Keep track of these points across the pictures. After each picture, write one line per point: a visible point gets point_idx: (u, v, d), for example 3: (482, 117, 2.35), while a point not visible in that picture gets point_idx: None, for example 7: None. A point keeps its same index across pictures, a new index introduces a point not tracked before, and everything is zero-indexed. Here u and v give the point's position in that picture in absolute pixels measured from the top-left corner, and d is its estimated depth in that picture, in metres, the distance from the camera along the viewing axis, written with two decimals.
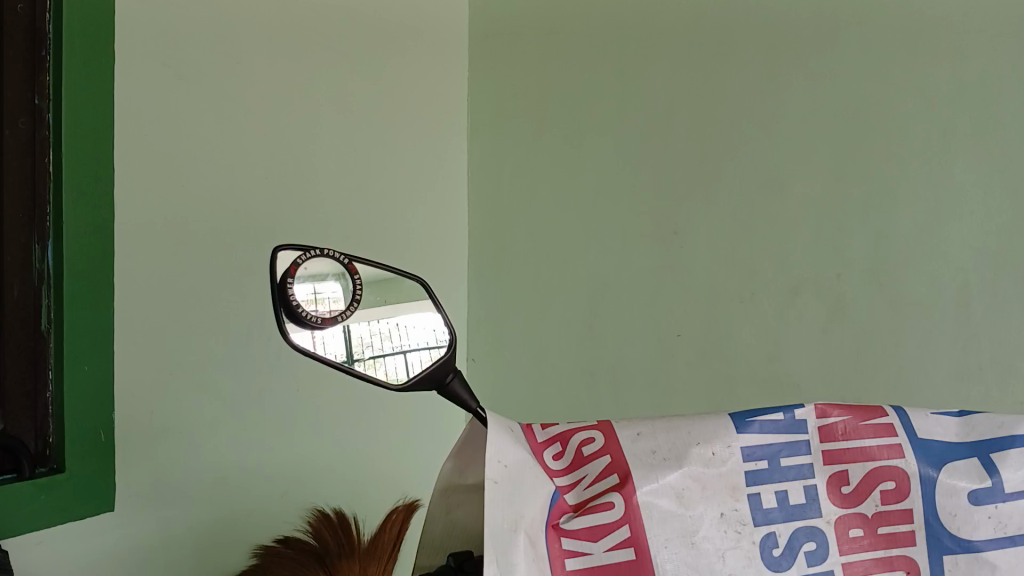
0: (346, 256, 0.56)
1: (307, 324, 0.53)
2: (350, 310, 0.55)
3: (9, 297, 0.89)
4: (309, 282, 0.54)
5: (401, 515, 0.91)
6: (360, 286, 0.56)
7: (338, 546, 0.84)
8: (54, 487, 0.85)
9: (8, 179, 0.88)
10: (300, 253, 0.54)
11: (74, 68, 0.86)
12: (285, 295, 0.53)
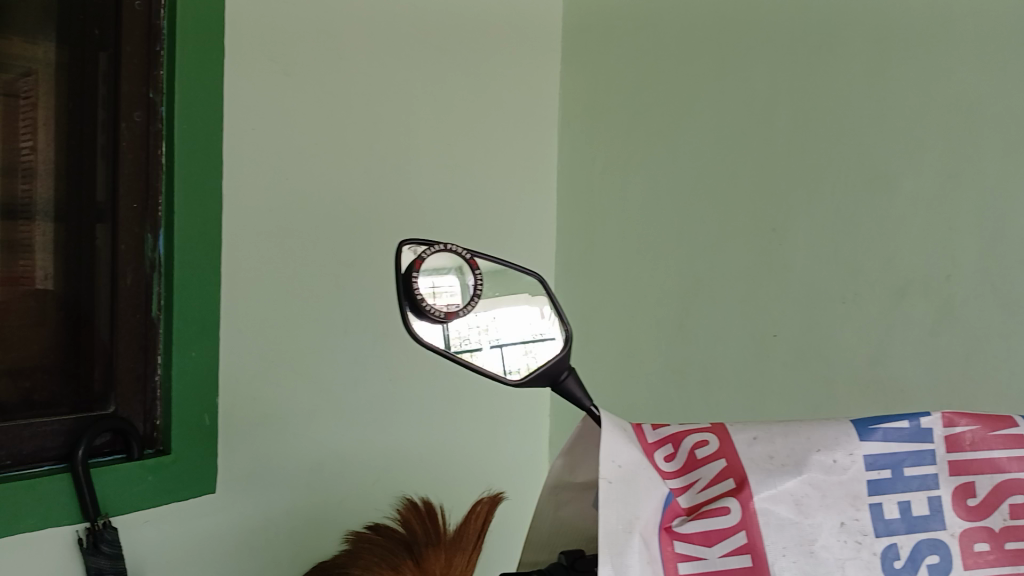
0: (468, 251, 0.56)
1: (427, 316, 0.55)
2: (470, 306, 0.56)
3: (123, 284, 0.93)
4: (431, 277, 0.55)
5: (486, 508, 0.92)
6: (482, 282, 0.57)
7: (426, 537, 0.85)
8: (161, 469, 0.91)
9: (123, 170, 0.92)
10: (424, 247, 0.55)
11: (188, 62, 0.92)
12: (409, 288, 0.54)
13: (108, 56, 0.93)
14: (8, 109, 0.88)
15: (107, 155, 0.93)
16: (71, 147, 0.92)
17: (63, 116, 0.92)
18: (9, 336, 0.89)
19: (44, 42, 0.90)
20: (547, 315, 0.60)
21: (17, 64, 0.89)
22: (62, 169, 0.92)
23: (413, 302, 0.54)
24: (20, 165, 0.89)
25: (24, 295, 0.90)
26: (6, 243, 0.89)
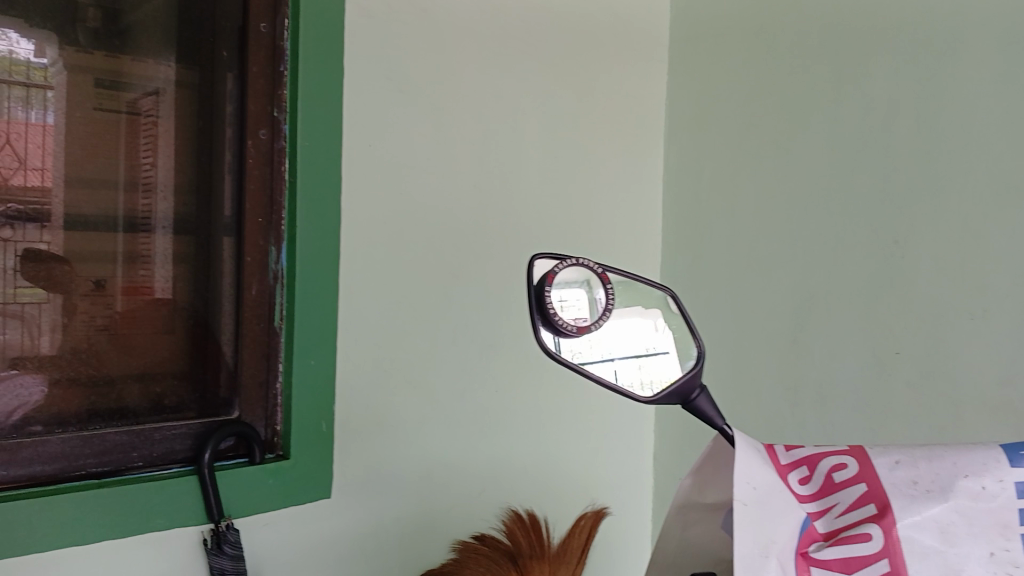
0: (599, 266, 0.57)
1: (562, 332, 0.55)
2: (599, 320, 0.56)
3: (249, 294, 0.97)
4: (562, 290, 0.56)
5: (591, 521, 0.91)
6: (611, 295, 0.57)
7: (530, 549, 0.85)
8: (281, 473, 0.94)
9: (250, 186, 0.97)
10: (556, 261, 0.56)
11: (309, 82, 0.95)
12: (541, 299, 0.55)
13: (232, 77, 0.97)
14: (131, 127, 0.93)
15: (235, 170, 0.98)
16: (194, 164, 0.96)
17: (193, 135, 0.96)
18: (139, 344, 0.94)
19: (165, 63, 0.94)
20: (663, 328, 0.59)
21: (139, 84, 0.93)
22: (182, 184, 0.96)
23: (548, 318, 0.55)
24: (141, 180, 0.93)
25: (151, 305, 0.94)
26: (127, 255, 0.93)
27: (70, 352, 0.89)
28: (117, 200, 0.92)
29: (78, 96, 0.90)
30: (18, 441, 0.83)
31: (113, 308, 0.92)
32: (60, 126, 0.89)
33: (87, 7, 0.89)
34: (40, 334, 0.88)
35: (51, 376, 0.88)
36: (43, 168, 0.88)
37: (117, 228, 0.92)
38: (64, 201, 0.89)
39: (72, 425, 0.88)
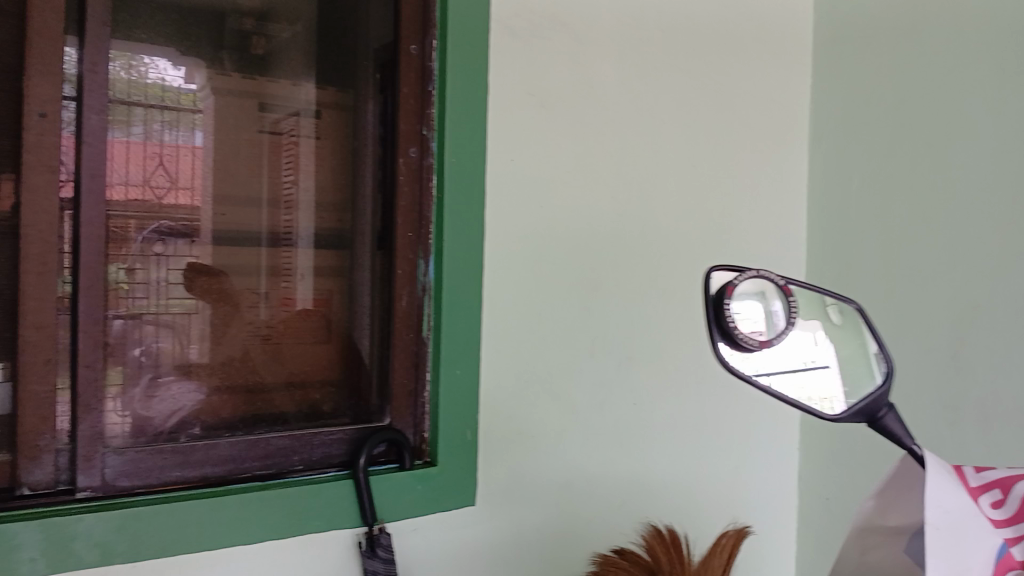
0: (782, 277, 0.58)
1: (742, 346, 0.56)
2: (782, 333, 0.57)
3: (399, 306, 1.01)
4: (743, 302, 0.57)
5: (733, 539, 0.89)
6: (794, 307, 0.58)
7: (671, 565, 0.84)
8: (429, 479, 0.97)
9: (401, 203, 1.00)
10: (736, 274, 0.57)
11: (456, 100, 0.99)
12: (721, 312, 0.56)
13: (373, 99, 1.02)
14: (274, 147, 0.98)
15: (378, 191, 1.02)
16: (337, 179, 1.01)
17: (340, 153, 1.01)
18: (293, 353, 0.99)
19: (307, 84, 0.99)
20: (823, 341, 0.59)
21: (282, 105, 0.98)
22: (321, 202, 1.01)
23: (726, 331, 0.56)
24: (282, 197, 0.98)
25: (305, 317, 1.00)
26: (269, 269, 0.98)
27: (223, 361, 0.95)
28: (261, 218, 0.97)
29: (228, 121, 0.95)
30: (191, 444, 0.89)
31: (268, 319, 0.98)
32: (206, 149, 0.93)
33: (251, 36, 0.96)
34: (190, 343, 0.93)
35: (206, 385, 0.94)
36: (192, 189, 0.93)
37: (260, 244, 0.97)
38: (211, 218, 0.94)
39: (240, 428, 0.94)
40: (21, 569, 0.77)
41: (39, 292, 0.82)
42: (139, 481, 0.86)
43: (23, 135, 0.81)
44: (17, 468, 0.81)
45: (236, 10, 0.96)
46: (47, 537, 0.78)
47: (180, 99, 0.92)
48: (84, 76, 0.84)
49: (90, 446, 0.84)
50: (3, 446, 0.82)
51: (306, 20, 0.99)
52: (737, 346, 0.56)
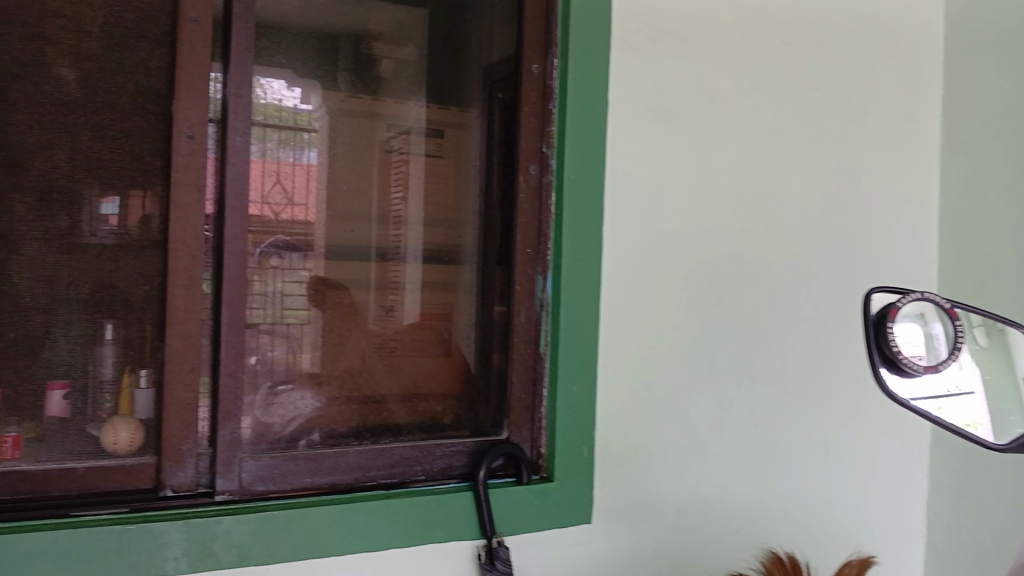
0: (949, 301, 0.64)
1: (905, 370, 0.62)
2: (949, 357, 0.63)
3: (518, 321, 1.02)
4: (908, 325, 0.63)
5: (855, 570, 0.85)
6: (960, 329, 0.63)
7: None
8: (546, 494, 0.97)
9: (520, 220, 1.02)
10: (901, 297, 0.63)
11: (577, 118, 1.00)
12: (885, 337, 0.63)
13: (478, 113, 1.05)
14: (384, 165, 1.02)
15: (483, 208, 1.05)
16: (461, 196, 1.06)
17: (466, 173, 1.06)
18: (409, 365, 1.02)
19: (416, 101, 1.04)
20: (972, 367, 0.64)
21: (393, 124, 1.03)
22: (432, 216, 1.05)
23: (890, 358, 0.63)
24: (391, 214, 1.02)
25: (430, 331, 1.04)
26: (378, 283, 1.02)
27: (342, 371, 0.99)
28: (372, 233, 1.02)
29: (340, 139, 1.00)
30: (322, 452, 0.93)
31: (392, 331, 1.02)
32: (321, 166, 0.99)
33: (383, 59, 1.02)
34: (302, 351, 0.96)
35: (328, 394, 0.97)
36: (308, 205, 0.97)
37: (370, 258, 1.01)
38: (325, 236, 0.99)
39: (368, 437, 0.97)
40: (166, 567, 0.82)
41: (186, 304, 0.86)
42: (274, 486, 0.90)
43: (173, 156, 0.86)
44: (161, 470, 0.86)
45: (367, 33, 1.01)
46: (190, 536, 0.82)
47: (296, 118, 0.96)
48: (229, 100, 0.88)
49: (229, 452, 0.88)
50: (150, 449, 0.87)
51: (416, 42, 1.04)
52: (900, 371, 0.63)
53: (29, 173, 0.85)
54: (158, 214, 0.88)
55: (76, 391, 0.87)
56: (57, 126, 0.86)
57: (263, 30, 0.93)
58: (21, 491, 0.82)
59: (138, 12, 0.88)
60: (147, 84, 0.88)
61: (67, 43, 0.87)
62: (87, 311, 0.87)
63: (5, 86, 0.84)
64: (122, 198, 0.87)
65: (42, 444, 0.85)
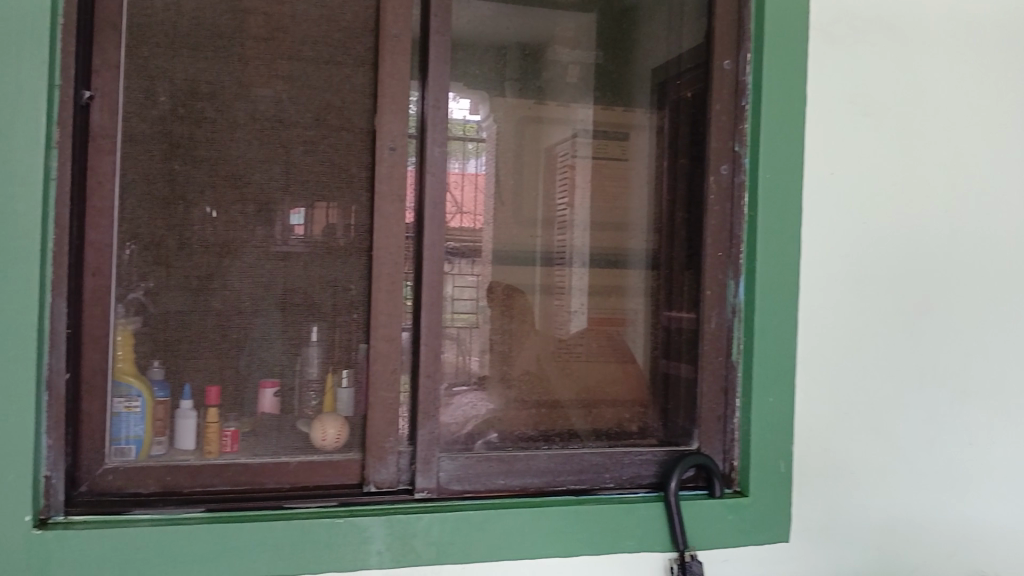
0: None
1: None
2: None
3: (708, 327, 0.99)
4: None
5: None
6: None
7: None
8: (741, 509, 0.94)
9: (710, 222, 0.99)
10: None
11: (773, 115, 0.96)
12: None
13: (650, 114, 1.04)
14: (549, 167, 1.00)
15: (660, 212, 1.03)
16: (630, 199, 1.04)
17: (645, 179, 1.04)
18: (580, 371, 1.00)
19: (583, 104, 1.02)
20: None
21: (560, 128, 1.01)
22: (599, 220, 1.02)
23: None
24: (557, 218, 1.01)
25: (600, 337, 1.01)
26: (543, 286, 1.00)
27: (522, 374, 0.98)
28: (535, 238, 1.00)
29: (516, 139, 0.99)
30: (514, 454, 0.94)
31: (560, 338, 1.00)
32: (486, 177, 0.97)
33: (568, 65, 1.02)
34: (470, 354, 0.96)
35: (511, 396, 0.98)
36: (473, 213, 0.96)
37: (535, 262, 1.00)
38: (490, 240, 0.97)
39: (556, 441, 0.98)
40: (371, 560, 0.85)
41: (389, 307, 0.91)
42: (468, 486, 0.92)
43: (378, 167, 0.91)
44: (366, 467, 0.91)
45: (553, 40, 1.01)
46: (392, 532, 0.85)
47: (463, 129, 0.95)
48: (428, 112, 0.92)
49: (428, 451, 0.91)
50: (355, 445, 0.92)
51: (594, 49, 1.02)
52: None
53: (248, 185, 0.91)
54: (342, 224, 0.92)
55: (285, 389, 0.92)
56: (273, 142, 0.92)
57: (458, 38, 0.95)
58: (242, 483, 0.89)
59: (343, 31, 0.93)
60: (352, 100, 0.93)
61: (279, 63, 0.92)
62: (297, 314, 0.92)
63: (227, 103, 0.91)
64: (309, 210, 0.92)
65: (256, 438, 0.90)
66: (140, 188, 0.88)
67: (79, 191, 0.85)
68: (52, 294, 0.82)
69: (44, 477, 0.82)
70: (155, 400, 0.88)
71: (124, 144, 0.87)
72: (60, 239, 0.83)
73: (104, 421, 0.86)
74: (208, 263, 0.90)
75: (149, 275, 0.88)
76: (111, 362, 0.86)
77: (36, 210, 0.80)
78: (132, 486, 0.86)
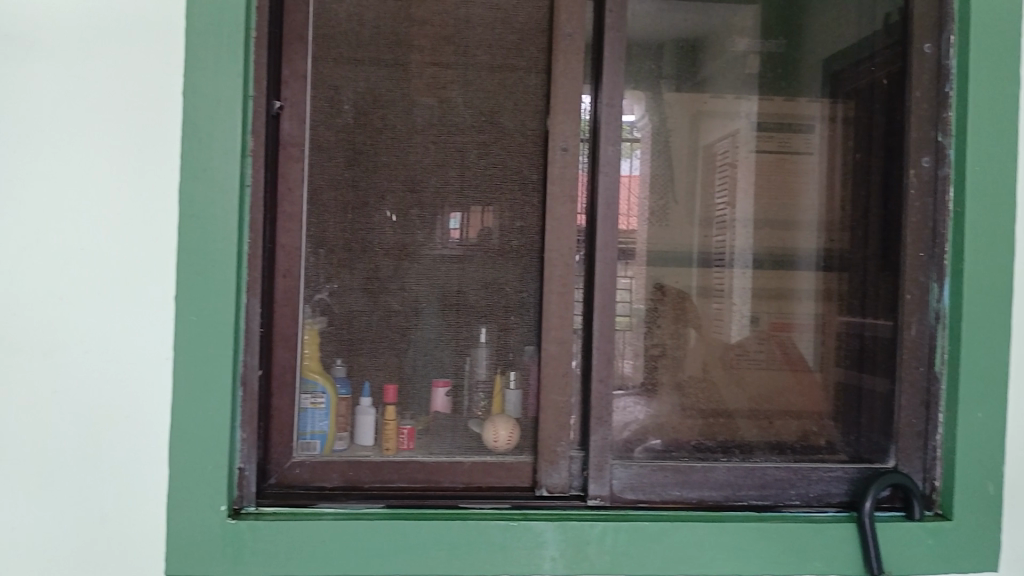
0: None
1: None
2: None
3: (906, 335, 0.92)
4: None
5: None
6: None
7: None
8: (942, 533, 0.86)
9: (910, 219, 0.92)
10: None
11: (982, 99, 0.88)
12: None
13: (822, 104, 0.97)
14: (706, 160, 0.95)
15: (845, 211, 0.96)
16: (800, 197, 0.96)
17: (824, 174, 0.96)
18: (752, 378, 0.95)
19: (749, 98, 0.96)
20: None
21: (722, 122, 0.95)
22: (762, 218, 0.95)
23: None
24: (715, 217, 0.95)
25: (773, 343, 0.95)
26: (700, 289, 0.94)
27: (694, 380, 0.94)
28: (694, 237, 0.94)
29: (686, 135, 0.94)
30: (692, 465, 0.91)
31: (727, 343, 0.95)
32: (642, 177, 0.93)
33: (746, 55, 0.96)
34: (624, 357, 0.92)
35: (678, 401, 0.94)
36: (628, 215, 0.92)
37: (692, 264, 0.94)
38: (644, 239, 0.92)
39: (736, 453, 0.93)
40: (545, 566, 0.84)
41: (560, 310, 0.90)
42: (643, 496, 0.90)
43: (550, 168, 0.90)
44: (538, 471, 0.90)
45: (728, 32, 0.96)
46: (566, 538, 0.84)
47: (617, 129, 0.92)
48: (602, 111, 0.90)
49: (601, 457, 0.89)
50: (527, 448, 0.92)
51: (777, 38, 0.96)
52: None
53: (425, 188, 0.92)
54: (496, 228, 0.92)
55: (457, 388, 0.92)
56: (449, 146, 0.93)
57: (632, 33, 0.93)
58: (419, 481, 0.91)
59: (517, 32, 0.93)
60: (525, 101, 0.92)
61: (455, 67, 0.93)
62: (467, 316, 0.92)
63: (405, 109, 0.93)
64: (465, 214, 0.93)
65: (431, 436, 0.92)
66: (326, 193, 0.91)
67: (271, 197, 0.89)
68: (247, 295, 0.87)
69: (238, 469, 0.86)
70: (338, 397, 0.92)
71: (312, 151, 0.91)
72: (254, 242, 0.87)
73: (293, 416, 0.90)
74: (387, 265, 0.92)
75: (334, 276, 0.91)
76: (299, 359, 0.91)
77: (233, 215, 0.84)
78: (317, 480, 0.90)
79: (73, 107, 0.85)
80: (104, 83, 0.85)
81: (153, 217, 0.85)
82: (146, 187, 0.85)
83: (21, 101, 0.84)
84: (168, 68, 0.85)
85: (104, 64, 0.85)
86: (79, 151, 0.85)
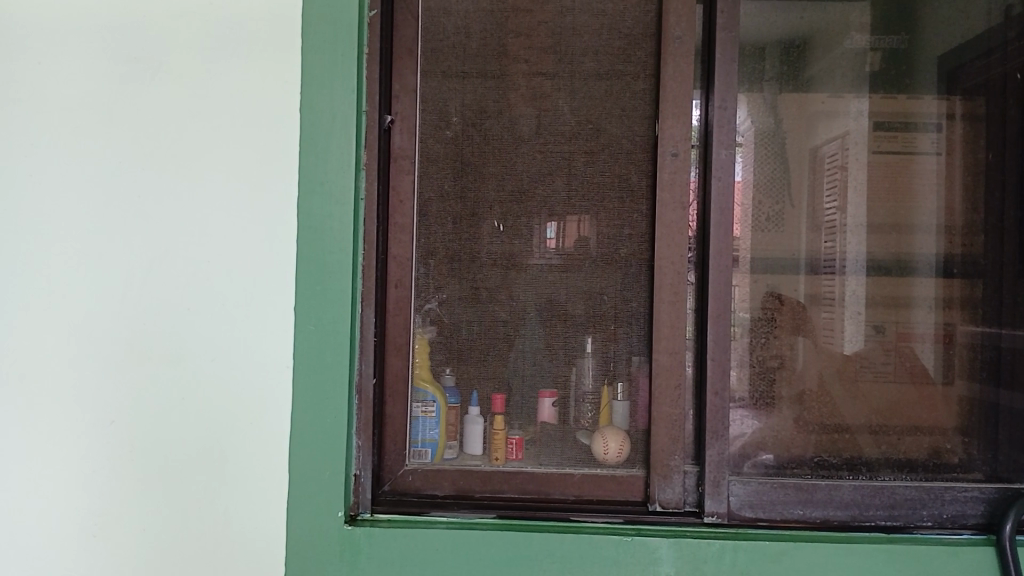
0: None
1: None
2: None
3: None
4: None
5: None
6: None
7: None
8: None
9: None
10: None
11: None
12: None
13: (939, 100, 0.91)
14: (813, 162, 0.90)
15: (970, 214, 0.90)
16: (920, 198, 0.90)
17: (946, 175, 0.91)
18: (871, 391, 0.90)
19: (859, 95, 0.91)
20: None
21: (836, 121, 0.91)
22: (876, 222, 0.90)
23: None
24: (825, 221, 0.90)
25: (899, 354, 0.90)
26: (811, 297, 0.90)
27: (811, 393, 0.90)
28: (801, 241, 0.90)
29: (799, 137, 0.90)
30: (815, 482, 0.87)
31: (844, 354, 0.90)
32: (747, 179, 0.89)
33: (865, 52, 0.91)
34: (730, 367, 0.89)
35: (794, 415, 0.89)
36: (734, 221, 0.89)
37: (800, 271, 0.90)
38: (749, 243, 0.89)
39: (863, 472, 0.89)
40: None
41: (671, 319, 0.88)
42: (763, 514, 0.86)
43: (660, 174, 0.88)
44: (651, 485, 0.88)
45: (846, 28, 0.92)
46: (681, 555, 0.82)
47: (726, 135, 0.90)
48: (714, 113, 0.88)
49: (718, 472, 0.87)
50: (639, 462, 0.90)
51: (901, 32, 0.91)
52: None
53: (533, 198, 0.92)
54: (596, 237, 0.91)
55: (564, 398, 0.92)
56: (555, 155, 0.92)
57: (745, 34, 0.90)
58: (528, 492, 0.90)
59: (625, 38, 0.91)
60: (634, 107, 0.91)
61: (561, 75, 0.92)
62: (575, 326, 0.91)
63: (512, 119, 0.93)
64: (561, 222, 0.92)
65: (539, 446, 0.92)
66: (435, 205, 0.92)
67: (384, 210, 0.91)
68: (362, 305, 0.88)
69: (354, 476, 0.87)
70: (448, 406, 0.92)
71: (421, 164, 0.92)
72: (369, 254, 0.89)
73: (405, 424, 0.91)
74: (495, 275, 0.92)
75: (444, 287, 0.92)
76: (411, 368, 0.92)
77: (349, 227, 0.86)
78: (429, 488, 0.91)
79: (198, 125, 0.89)
80: (227, 102, 0.89)
81: (273, 229, 0.88)
82: (266, 201, 0.88)
83: (151, 121, 0.89)
84: (286, 85, 0.88)
85: (227, 83, 0.89)
86: (205, 166, 0.88)
